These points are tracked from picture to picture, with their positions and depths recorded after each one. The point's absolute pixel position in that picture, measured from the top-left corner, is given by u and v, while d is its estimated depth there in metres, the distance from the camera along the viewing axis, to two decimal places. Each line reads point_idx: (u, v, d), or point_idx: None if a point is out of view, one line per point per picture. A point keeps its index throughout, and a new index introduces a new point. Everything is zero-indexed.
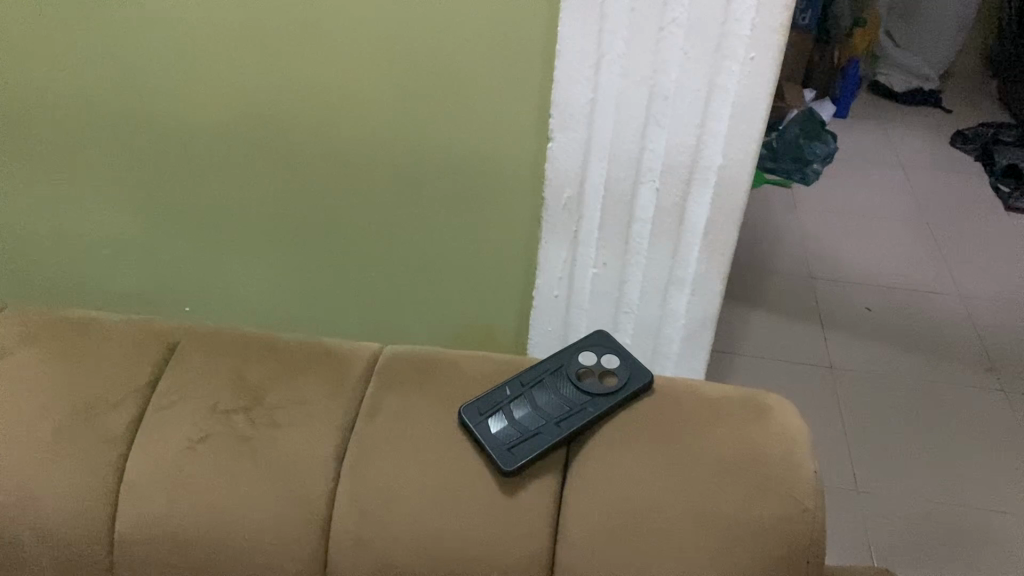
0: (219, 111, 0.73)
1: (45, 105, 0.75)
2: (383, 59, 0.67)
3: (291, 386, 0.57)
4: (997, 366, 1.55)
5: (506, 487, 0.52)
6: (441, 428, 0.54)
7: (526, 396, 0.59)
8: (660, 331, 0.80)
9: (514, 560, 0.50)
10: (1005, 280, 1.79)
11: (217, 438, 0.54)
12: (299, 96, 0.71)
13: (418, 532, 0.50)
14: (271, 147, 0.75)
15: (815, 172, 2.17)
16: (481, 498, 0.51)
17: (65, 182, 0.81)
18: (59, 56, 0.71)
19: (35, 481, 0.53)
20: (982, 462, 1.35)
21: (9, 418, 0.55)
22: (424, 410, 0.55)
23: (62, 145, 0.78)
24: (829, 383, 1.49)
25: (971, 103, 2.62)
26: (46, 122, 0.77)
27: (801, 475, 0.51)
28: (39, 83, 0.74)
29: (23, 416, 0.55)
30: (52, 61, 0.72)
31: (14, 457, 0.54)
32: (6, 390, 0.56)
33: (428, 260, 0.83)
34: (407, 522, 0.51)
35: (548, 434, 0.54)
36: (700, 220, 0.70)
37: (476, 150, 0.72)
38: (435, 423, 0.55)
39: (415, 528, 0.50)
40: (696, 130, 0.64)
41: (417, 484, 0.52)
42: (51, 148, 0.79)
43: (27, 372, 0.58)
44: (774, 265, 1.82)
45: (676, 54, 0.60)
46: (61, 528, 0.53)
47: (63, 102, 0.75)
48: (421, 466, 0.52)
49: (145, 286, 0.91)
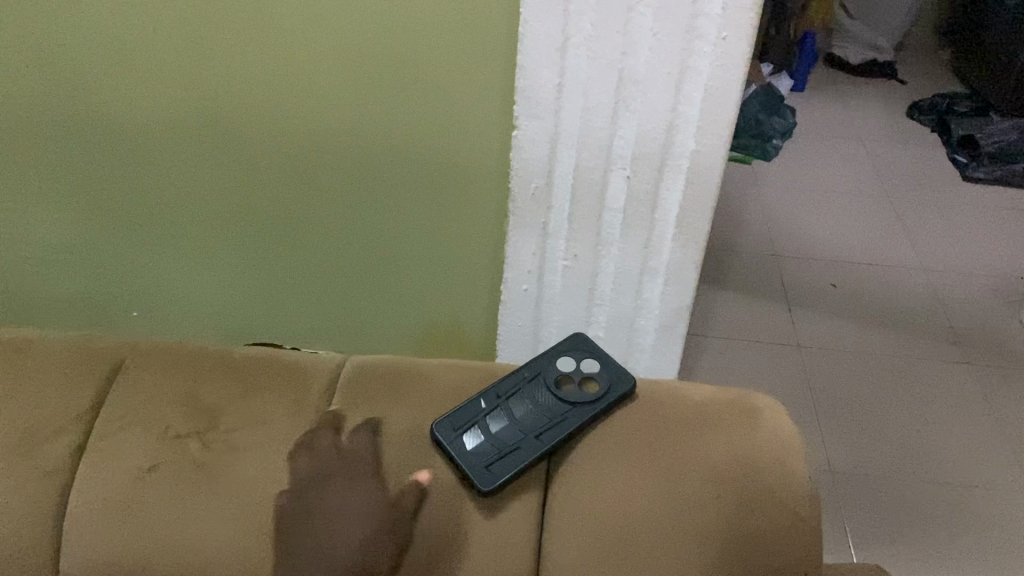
0: (163, 105, 0.68)
1: None
2: (335, 47, 0.63)
3: (248, 405, 0.53)
4: (962, 339, 1.55)
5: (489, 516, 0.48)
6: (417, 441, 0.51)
7: (502, 407, 0.55)
8: (634, 323, 0.77)
9: None
10: (966, 251, 1.80)
11: (170, 465, 0.50)
12: (248, 88, 0.66)
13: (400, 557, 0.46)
14: (218, 142, 0.70)
15: (775, 148, 2.16)
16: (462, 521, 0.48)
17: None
18: None
19: None
20: (952, 434, 1.35)
21: None
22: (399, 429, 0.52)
23: None
24: (797, 362, 1.48)
25: (925, 73, 2.63)
26: None
27: (796, 483, 0.49)
28: None
29: None
30: None
31: None
32: None
33: (392, 258, 0.79)
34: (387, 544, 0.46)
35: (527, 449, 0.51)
36: (674, 207, 0.67)
37: (438, 139, 0.68)
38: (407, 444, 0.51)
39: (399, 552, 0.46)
40: (668, 114, 0.61)
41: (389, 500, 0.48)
42: None
43: None
44: (737, 243, 1.80)
45: (646, 35, 0.57)
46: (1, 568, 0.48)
47: None
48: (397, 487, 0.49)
49: (91, 293, 0.85)
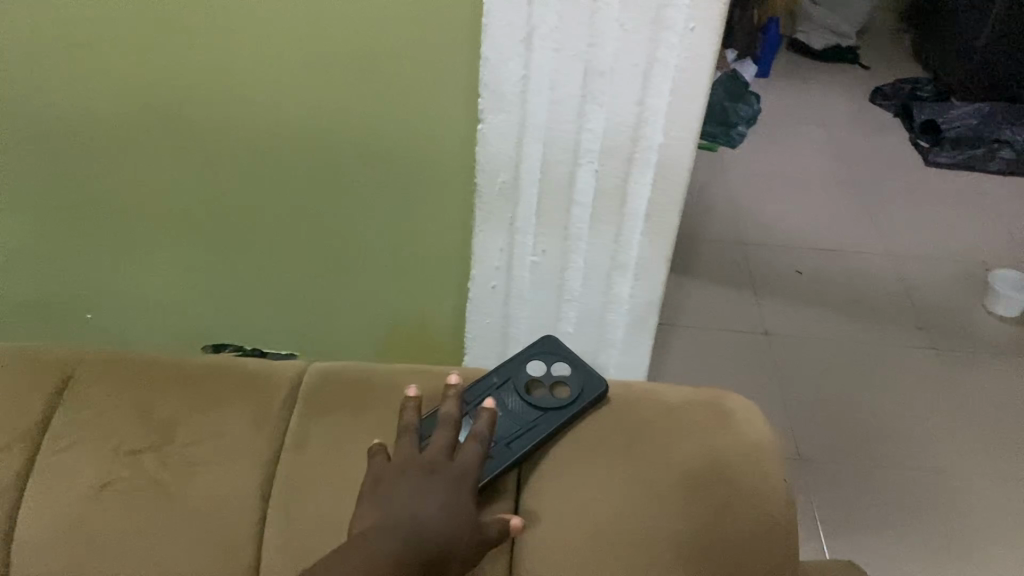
0: (113, 99, 0.65)
1: None
2: (291, 39, 0.61)
3: (206, 418, 0.51)
4: (927, 324, 1.57)
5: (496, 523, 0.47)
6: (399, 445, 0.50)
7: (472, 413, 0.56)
8: (604, 318, 0.75)
9: None
10: (929, 236, 1.81)
11: (124, 483, 0.48)
12: (202, 82, 0.64)
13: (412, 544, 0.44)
14: (172, 139, 0.68)
15: (740, 135, 2.16)
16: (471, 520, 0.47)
17: None
18: None
19: None
20: (918, 420, 1.36)
21: None
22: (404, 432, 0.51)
23: None
24: (765, 350, 1.49)
25: (887, 59, 2.65)
26: None
27: (769, 485, 0.51)
28: None
29: None
30: None
31: None
32: None
33: (355, 257, 0.77)
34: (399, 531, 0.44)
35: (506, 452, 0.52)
36: (643, 201, 0.66)
37: (402, 134, 0.66)
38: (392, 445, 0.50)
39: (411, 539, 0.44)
40: (636, 107, 0.60)
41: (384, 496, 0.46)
42: None
43: None
44: (704, 230, 1.80)
45: (613, 26, 0.55)
46: None
47: None
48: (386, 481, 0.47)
49: (40, 297, 0.82)
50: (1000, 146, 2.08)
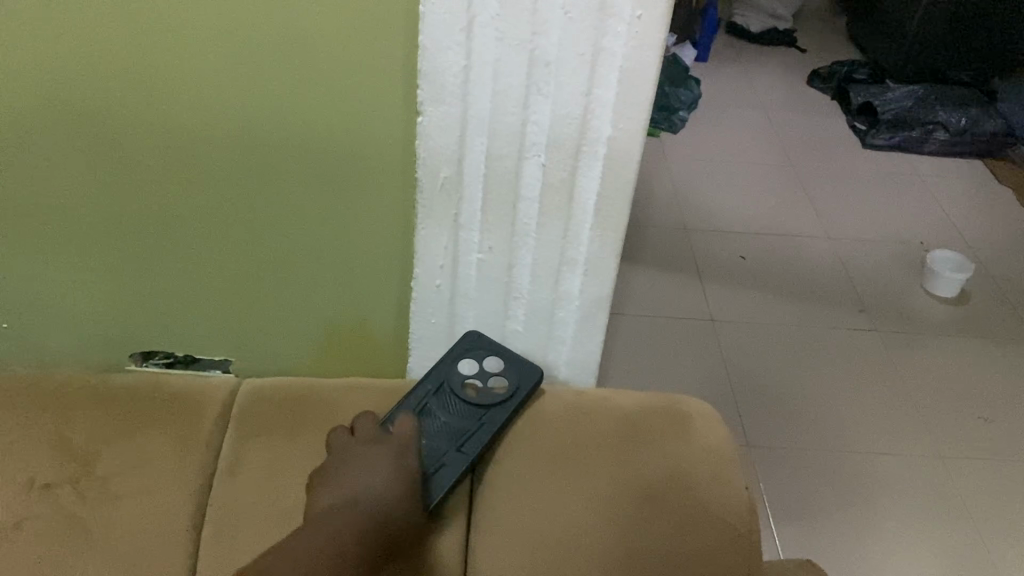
0: (15, 94, 0.60)
1: None
2: (212, 24, 0.57)
3: (126, 447, 0.51)
4: (868, 306, 1.58)
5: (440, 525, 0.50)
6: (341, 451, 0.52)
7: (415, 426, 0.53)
8: (553, 315, 0.73)
9: None
10: (869, 218, 1.83)
11: (39, 518, 0.47)
12: (113, 74, 0.59)
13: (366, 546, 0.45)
14: (86, 139, 0.63)
15: (681, 120, 2.15)
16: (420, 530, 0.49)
17: None
18: None
19: None
20: (863, 402, 1.37)
21: None
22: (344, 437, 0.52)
23: None
24: (712, 336, 1.48)
25: (823, 41, 2.67)
26: None
27: (732, 494, 0.50)
28: None
29: None
30: None
31: None
32: None
33: (290, 260, 0.73)
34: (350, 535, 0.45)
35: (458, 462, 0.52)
36: (592, 195, 0.63)
37: (337, 132, 0.63)
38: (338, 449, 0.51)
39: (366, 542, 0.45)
40: (582, 99, 0.57)
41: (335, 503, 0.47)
42: None
43: None
44: (648, 216, 1.79)
45: (557, 13, 0.53)
46: None
47: None
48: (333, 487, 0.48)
49: None
50: (934, 128, 2.10)
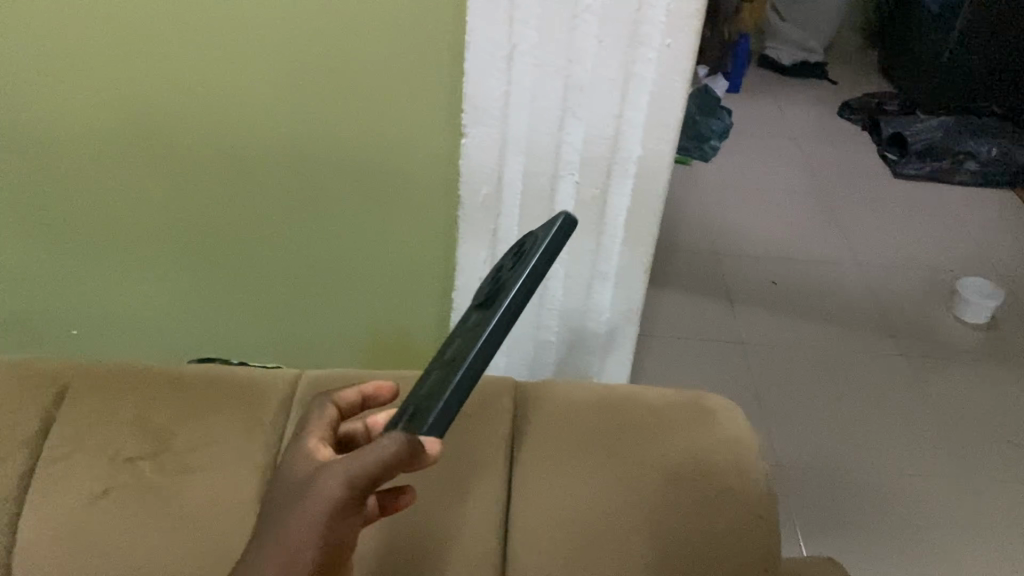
0: (97, 112, 0.67)
1: None
2: (276, 50, 0.63)
3: (202, 424, 0.54)
4: (896, 331, 1.60)
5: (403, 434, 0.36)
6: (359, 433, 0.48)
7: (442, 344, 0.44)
8: (584, 326, 0.77)
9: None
10: (899, 246, 1.85)
11: (123, 488, 0.51)
12: (186, 92, 0.65)
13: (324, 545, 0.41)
14: (157, 153, 0.69)
15: (713, 149, 2.19)
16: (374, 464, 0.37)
17: None
18: None
19: None
20: (892, 425, 1.39)
21: None
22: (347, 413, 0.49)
23: None
24: (742, 359, 1.51)
25: (854, 74, 2.71)
26: None
27: (751, 481, 0.54)
28: None
29: None
30: None
31: None
32: None
33: (339, 270, 0.78)
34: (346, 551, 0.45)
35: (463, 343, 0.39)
36: (623, 211, 0.68)
37: (386, 150, 0.68)
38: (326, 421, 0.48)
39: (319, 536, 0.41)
40: (614, 121, 0.62)
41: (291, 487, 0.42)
42: None
43: None
44: (680, 242, 1.83)
45: (591, 43, 0.58)
46: None
47: None
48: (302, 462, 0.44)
49: (25, 314, 0.82)
50: (964, 157, 2.13)
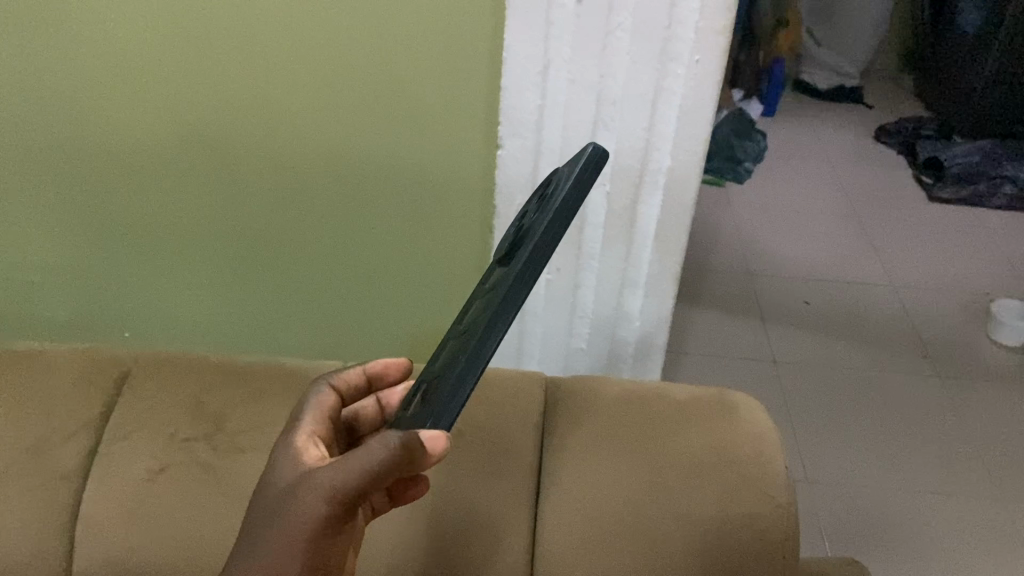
0: (158, 126, 0.72)
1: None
2: (325, 67, 0.67)
3: (253, 410, 0.59)
4: (930, 352, 1.60)
5: (406, 439, 0.38)
6: (371, 412, 0.53)
7: (473, 301, 0.46)
8: (615, 333, 0.80)
9: (502, 562, 0.55)
10: (934, 269, 1.85)
11: (177, 466, 0.56)
12: (241, 105, 0.70)
13: (313, 555, 0.43)
14: (211, 163, 0.74)
15: (747, 171, 2.21)
16: (371, 468, 0.39)
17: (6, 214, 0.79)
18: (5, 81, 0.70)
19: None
20: (923, 444, 1.39)
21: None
22: (351, 394, 0.52)
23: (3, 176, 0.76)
24: (773, 376, 1.52)
25: (891, 98, 2.71)
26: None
27: (773, 473, 0.56)
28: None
29: None
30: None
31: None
32: None
33: (379, 276, 0.81)
34: (357, 533, 0.49)
35: (478, 331, 0.39)
36: (653, 221, 0.70)
37: (426, 162, 0.72)
38: (323, 408, 0.50)
39: (306, 549, 0.43)
40: (644, 133, 0.65)
41: (285, 483, 0.44)
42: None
43: None
44: (714, 262, 1.85)
45: (622, 58, 0.61)
46: (25, 561, 0.55)
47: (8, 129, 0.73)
48: (293, 462, 0.45)
49: (86, 315, 0.88)
50: (1002, 181, 2.14)
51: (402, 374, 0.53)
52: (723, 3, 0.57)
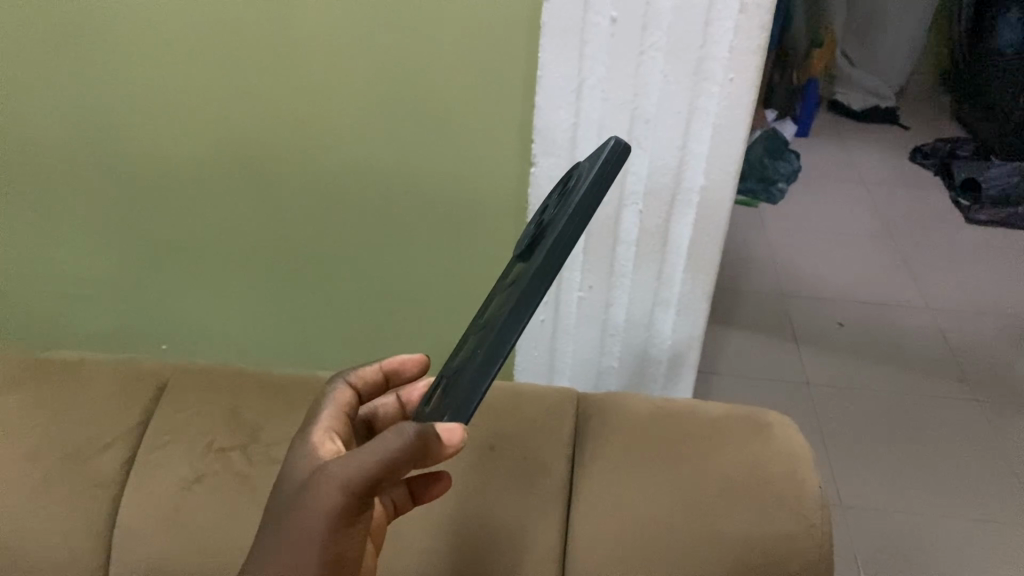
0: (198, 143, 0.73)
1: (37, 152, 0.76)
2: (362, 87, 0.68)
3: (287, 422, 0.60)
4: (968, 377, 1.57)
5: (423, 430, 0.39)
6: (390, 408, 0.53)
7: (494, 295, 0.47)
8: (647, 353, 0.80)
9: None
10: (971, 292, 1.82)
11: (214, 476, 0.57)
12: (279, 125, 0.71)
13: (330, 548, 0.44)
14: (250, 181, 0.75)
15: (780, 190, 2.20)
16: (385, 459, 0.40)
17: (51, 228, 0.81)
18: (54, 100, 0.72)
19: (38, 526, 0.57)
20: (961, 470, 1.36)
21: (31, 477, 0.57)
22: (368, 389, 0.53)
23: (48, 191, 0.78)
24: (807, 398, 1.51)
25: (927, 119, 2.69)
26: (37, 168, 0.77)
27: (806, 492, 0.55)
28: (34, 129, 0.74)
29: (28, 472, 0.58)
30: (44, 104, 0.72)
31: (30, 501, 0.57)
32: (18, 442, 0.59)
33: (412, 292, 0.82)
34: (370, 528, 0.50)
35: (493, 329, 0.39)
36: (686, 239, 0.70)
37: (459, 181, 0.73)
38: (341, 404, 0.51)
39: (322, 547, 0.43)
40: (678, 152, 0.65)
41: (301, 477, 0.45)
42: (39, 193, 0.79)
43: (25, 416, 0.60)
44: (747, 283, 1.83)
45: (656, 77, 0.61)
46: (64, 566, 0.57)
47: (53, 146, 0.75)
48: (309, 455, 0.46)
49: (125, 327, 0.89)
50: None
51: (419, 368, 0.53)
52: (759, 22, 0.57)
